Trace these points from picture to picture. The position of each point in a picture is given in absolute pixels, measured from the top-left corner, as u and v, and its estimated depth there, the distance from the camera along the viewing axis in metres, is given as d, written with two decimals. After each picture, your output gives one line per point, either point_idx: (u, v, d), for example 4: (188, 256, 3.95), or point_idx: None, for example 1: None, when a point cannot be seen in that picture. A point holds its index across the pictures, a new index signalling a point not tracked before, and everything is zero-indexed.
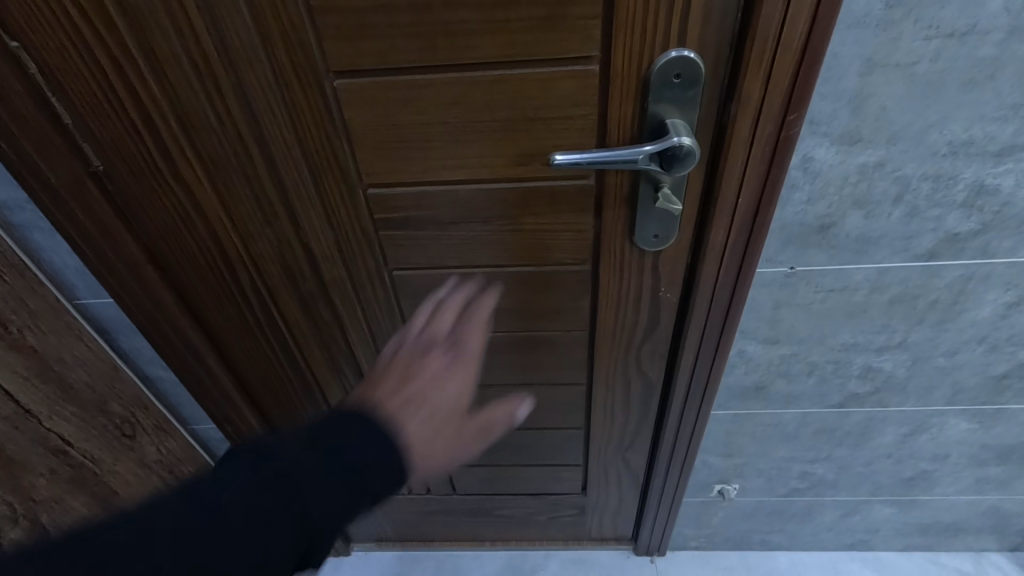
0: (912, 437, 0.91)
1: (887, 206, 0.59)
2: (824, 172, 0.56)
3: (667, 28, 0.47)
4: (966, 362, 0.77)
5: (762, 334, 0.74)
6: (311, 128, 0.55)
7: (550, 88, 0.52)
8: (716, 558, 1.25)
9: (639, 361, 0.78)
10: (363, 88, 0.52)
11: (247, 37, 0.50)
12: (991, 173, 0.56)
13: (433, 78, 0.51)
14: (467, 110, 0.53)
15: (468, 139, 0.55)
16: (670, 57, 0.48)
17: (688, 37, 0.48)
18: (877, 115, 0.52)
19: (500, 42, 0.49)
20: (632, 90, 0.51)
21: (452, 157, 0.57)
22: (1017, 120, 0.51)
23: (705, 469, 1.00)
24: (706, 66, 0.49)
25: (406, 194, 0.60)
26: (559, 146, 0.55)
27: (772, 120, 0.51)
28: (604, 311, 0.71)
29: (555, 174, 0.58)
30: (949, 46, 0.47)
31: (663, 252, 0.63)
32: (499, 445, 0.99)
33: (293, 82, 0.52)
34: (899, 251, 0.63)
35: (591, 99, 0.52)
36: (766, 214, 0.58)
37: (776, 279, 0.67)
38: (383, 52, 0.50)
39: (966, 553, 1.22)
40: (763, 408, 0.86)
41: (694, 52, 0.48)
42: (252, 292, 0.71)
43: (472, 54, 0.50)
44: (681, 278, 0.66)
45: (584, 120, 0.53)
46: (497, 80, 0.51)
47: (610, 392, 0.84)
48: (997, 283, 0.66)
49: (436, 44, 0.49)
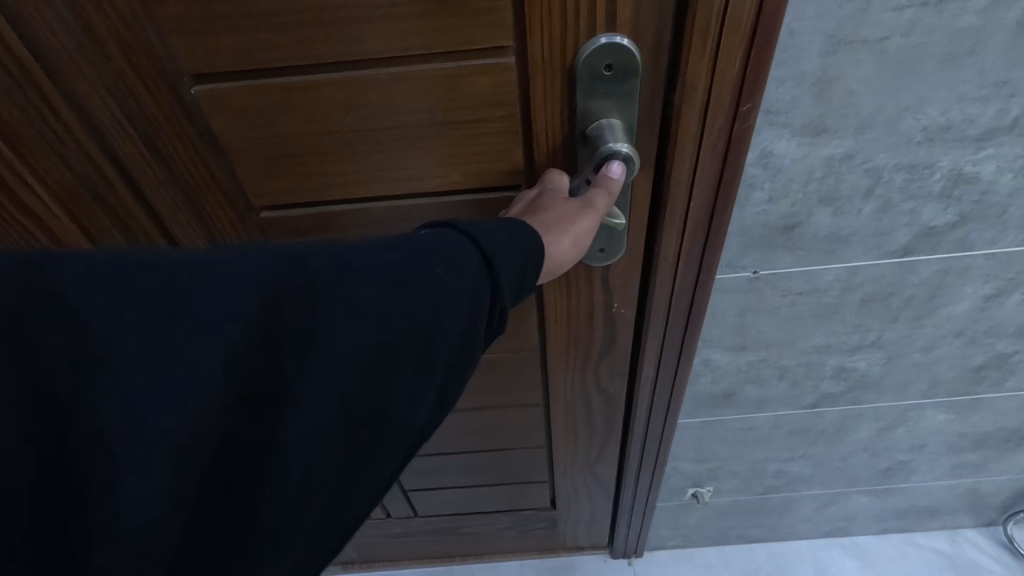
0: (889, 431, 0.87)
1: (857, 201, 0.52)
2: (786, 168, 0.49)
3: (592, 9, 0.38)
4: (943, 356, 0.72)
5: (727, 341, 0.68)
6: (174, 143, 0.45)
7: (459, 85, 0.42)
8: (694, 554, 1.22)
9: (597, 375, 0.70)
10: (231, 93, 0.43)
11: (68, 36, 0.39)
12: (971, 160, 0.49)
13: (314, 78, 0.42)
14: (363, 115, 0.44)
15: (371, 149, 0.46)
16: (599, 44, 0.39)
17: (620, 18, 0.39)
18: (844, 99, 0.44)
19: (389, 32, 0.39)
20: (558, 86, 0.42)
21: (354, 172, 0.48)
22: (1001, 100, 0.45)
23: (676, 474, 0.95)
24: (642, 53, 0.40)
25: (306, 217, 0.51)
26: (479, 152, 0.46)
27: (723, 111, 0.43)
28: (553, 331, 0.64)
29: (479, 186, 0.49)
30: (925, 16, 0.40)
31: (613, 266, 0.55)
32: (462, 467, 0.92)
33: (139, 88, 0.41)
34: (871, 249, 0.57)
35: (510, 96, 0.43)
36: (723, 216, 0.51)
37: (738, 286, 0.60)
38: (243, 50, 0.40)
39: (942, 532, 1.21)
40: (733, 414, 0.80)
41: (628, 37, 0.40)
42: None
43: (358, 47, 0.40)
44: (634, 291, 0.59)
45: (505, 122, 0.45)
46: (392, 77, 0.42)
47: (568, 411, 0.77)
48: (976, 276, 0.61)
49: (309, 36, 0.39)
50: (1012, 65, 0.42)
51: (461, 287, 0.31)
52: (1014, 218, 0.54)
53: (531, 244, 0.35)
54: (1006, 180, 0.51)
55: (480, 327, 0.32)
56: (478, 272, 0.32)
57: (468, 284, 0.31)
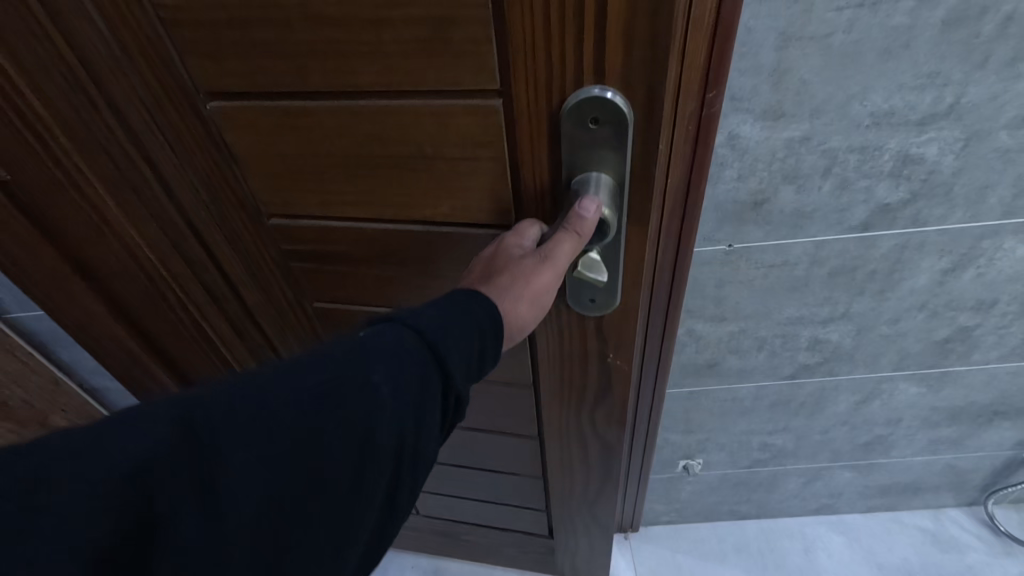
0: (865, 404, 0.93)
1: (816, 179, 0.58)
2: (752, 148, 0.56)
3: (578, 60, 0.38)
4: (909, 329, 0.78)
5: (709, 312, 0.74)
6: (196, 148, 0.52)
7: (446, 125, 0.44)
8: (688, 530, 1.28)
9: (593, 422, 0.72)
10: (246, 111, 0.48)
11: (108, 54, 0.45)
12: (915, 142, 0.56)
13: (311, 106, 0.46)
14: (357, 145, 0.47)
15: (365, 174, 0.50)
16: (584, 98, 0.39)
17: (607, 70, 0.38)
18: (798, 88, 0.51)
19: (378, 70, 0.41)
20: (543, 135, 0.42)
21: (350, 192, 0.52)
22: (935, 88, 0.52)
23: (668, 446, 1.02)
24: (631, 109, 0.39)
25: (312, 224, 0.58)
26: (467, 187, 0.48)
27: (694, 98, 0.50)
28: (547, 372, 0.65)
29: (468, 217, 0.51)
30: (862, 16, 0.47)
31: (606, 315, 0.55)
32: (467, 480, 0.99)
33: (166, 101, 0.48)
34: (834, 224, 0.63)
35: (497, 137, 0.44)
36: (697, 192, 0.58)
37: (715, 258, 0.67)
38: (251, 74, 0.45)
39: (926, 511, 1.26)
40: (716, 384, 0.87)
41: (618, 94, 0.39)
42: (182, 327, 0.68)
43: (350, 81, 0.43)
44: (629, 344, 0.59)
45: (493, 161, 0.45)
46: (381, 113, 0.44)
47: (565, 448, 0.79)
48: (932, 251, 0.67)
49: (306, 67, 0.43)
50: (941, 57, 0.49)
51: (400, 393, 0.32)
52: (960, 195, 0.61)
53: (471, 306, 0.38)
54: (949, 160, 0.58)
55: (427, 419, 0.34)
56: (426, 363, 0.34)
57: (404, 375, 0.33)
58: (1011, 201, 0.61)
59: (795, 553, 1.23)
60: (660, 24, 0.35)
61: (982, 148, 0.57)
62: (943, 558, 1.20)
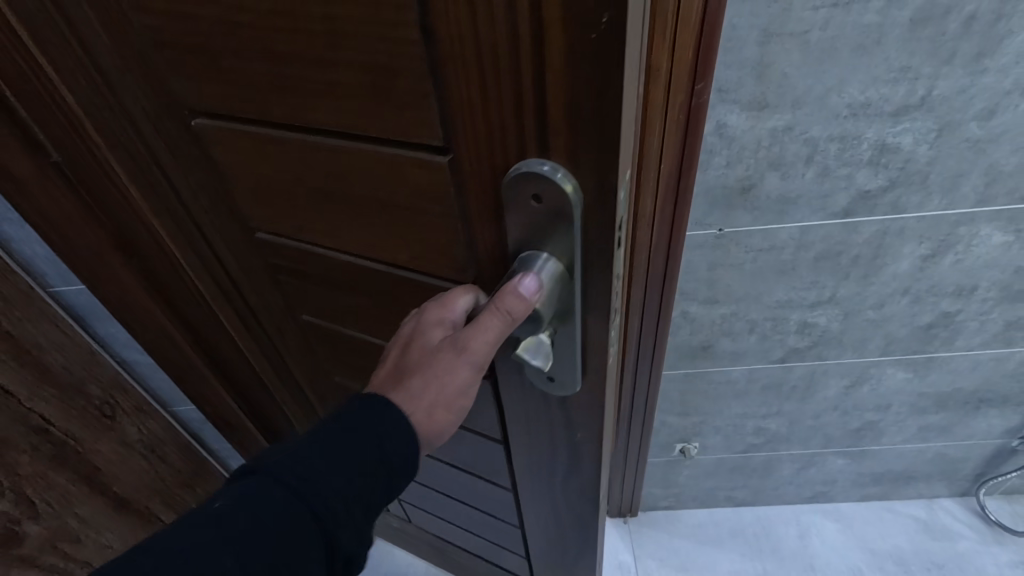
0: (854, 389, 0.97)
1: (800, 166, 0.63)
2: (738, 137, 0.61)
3: (520, 128, 0.30)
4: (894, 314, 0.82)
5: (701, 294, 0.79)
6: (194, 160, 0.50)
7: (395, 177, 0.37)
8: (685, 515, 1.32)
9: (567, 498, 0.62)
10: (217, 133, 0.44)
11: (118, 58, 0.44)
12: (891, 132, 0.60)
13: (272, 133, 0.40)
14: (316, 180, 0.41)
15: (327, 209, 0.44)
16: (525, 171, 0.31)
17: (551, 144, 0.30)
18: (780, 80, 0.56)
19: (327, 109, 0.35)
20: (489, 199, 0.35)
21: (318, 224, 0.46)
22: (907, 81, 0.56)
23: (665, 428, 1.06)
24: (579, 195, 0.31)
25: (291, 247, 0.52)
26: (424, 241, 0.41)
27: (683, 92, 0.55)
28: (516, 434, 0.57)
29: (433, 269, 0.43)
30: (836, 14, 0.51)
31: (571, 396, 0.46)
32: (452, 509, 0.94)
33: (163, 108, 0.46)
34: (818, 210, 0.68)
35: (446, 198, 0.36)
36: (688, 179, 0.62)
37: (707, 241, 0.72)
38: (221, 95, 0.40)
39: (919, 501, 1.29)
40: (711, 366, 0.91)
41: (563, 173, 0.31)
42: (203, 309, 0.72)
43: (303, 115, 0.37)
44: (597, 434, 0.48)
45: (447, 220, 0.38)
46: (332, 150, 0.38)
47: (541, 512, 0.70)
48: (912, 237, 0.71)
49: (264, 95, 0.37)
50: (912, 53, 0.54)
51: (244, 536, 0.34)
52: (935, 183, 0.65)
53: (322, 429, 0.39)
54: (923, 150, 0.62)
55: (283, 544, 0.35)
56: (286, 526, 0.35)
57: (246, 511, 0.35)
58: (983, 188, 0.66)
59: (790, 539, 1.27)
60: (612, 109, 0.27)
61: (954, 138, 0.61)
62: (934, 545, 1.23)
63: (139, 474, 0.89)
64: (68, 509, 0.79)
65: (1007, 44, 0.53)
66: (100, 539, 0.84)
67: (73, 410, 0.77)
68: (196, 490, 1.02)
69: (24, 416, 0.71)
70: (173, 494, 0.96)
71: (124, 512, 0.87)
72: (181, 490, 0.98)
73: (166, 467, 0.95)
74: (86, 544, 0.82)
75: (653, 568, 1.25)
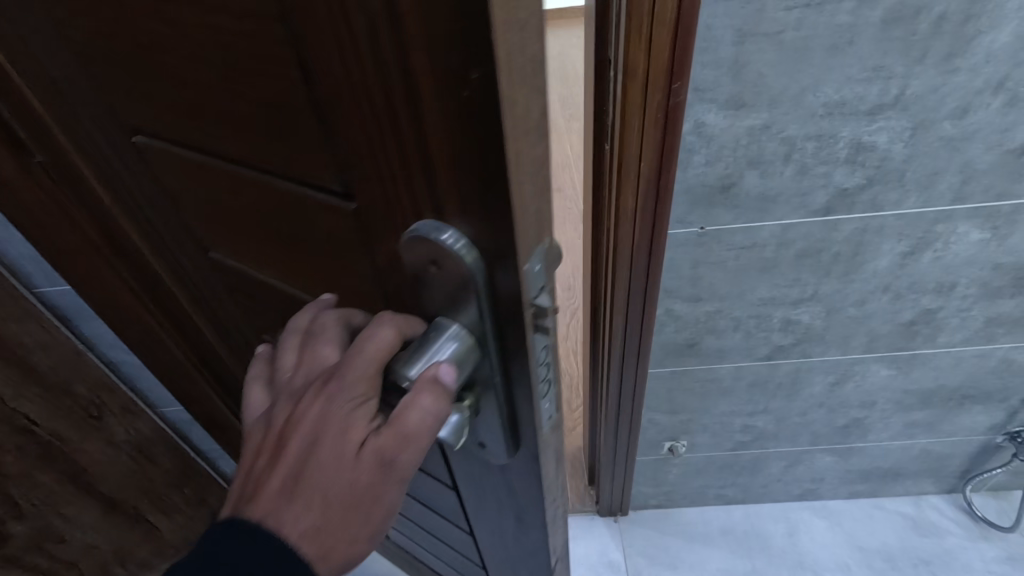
0: (840, 386, 0.98)
1: (778, 165, 0.64)
2: (717, 136, 0.62)
3: (413, 186, 0.30)
4: (876, 311, 0.83)
5: (685, 292, 0.80)
6: (148, 176, 0.48)
7: (312, 215, 0.37)
8: (675, 514, 1.33)
9: (522, 553, 0.59)
10: (161, 154, 0.43)
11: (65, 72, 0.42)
12: (867, 131, 0.61)
13: (203, 161, 0.40)
14: (247, 210, 0.41)
15: (260, 239, 0.44)
16: (424, 233, 0.31)
17: (446, 210, 0.30)
18: (756, 80, 0.57)
19: (243, 144, 0.35)
20: (393, 251, 0.35)
21: (256, 252, 0.46)
22: (881, 81, 0.57)
23: (653, 426, 1.07)
24: (473, 262, 0.31)
25: (241, 267, 0.51)
26: (347, 277, 0.41)
27: (660, 90, 0.56)
28: (467, 486, 0.56)
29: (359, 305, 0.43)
30: (809, 15, 0.52)
31: (510, 462, 0.45)
32: (422, 538, 0.89)
33: (111, 125, 0.44)
34: (798, 208, 0.69)
35: (359, 241, 0.36)
36: (668, 176, 0.63)
37: (689, 239, 0.73)
38: (156, 117, 0.39)
39: (908, 499, 1.30)
40: (697, 364, 0.92)
41: (456, 240, 0.30)
42: (180, 312, 0.71)
43: (225, 147, 0.36)
44: (541, 500, 0.47)
45: (363, 261, 0.38)
46: (267, 193, 0.38)
47: (502, 559, 0.67)
48: (890, 234, 0.72)
49: (190, 125, 0.37)
50: (885, 52, 0.55)
51: None
52: (912, 181, 0.66)
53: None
54: (899, 148, 0.63)
55: None
56: None
57: None
58: (960, 186, 0.67)
59: (778, 536, 1.28)
60: (492, 182, 0.27)
61: (929, 136, 0.62)
62: (922, 542, 1.24)
63: (126, 474, 0.90)
64: (54, 509, 0.82)
65: (976, 44, 0.54)
66: (83, 536, 0.88)
67: (60, 410, 0.78)
68: (185, 490, 1.02)
69: (10, 416, 0.72)
70: (160, 495, 0.97)
71: (111, 509, 0.90)
72: (168, 490, 0.99)
73: (154, 467, 0.95)
74: (72, 542, 0.87)
75: (643, 566, 1.25)
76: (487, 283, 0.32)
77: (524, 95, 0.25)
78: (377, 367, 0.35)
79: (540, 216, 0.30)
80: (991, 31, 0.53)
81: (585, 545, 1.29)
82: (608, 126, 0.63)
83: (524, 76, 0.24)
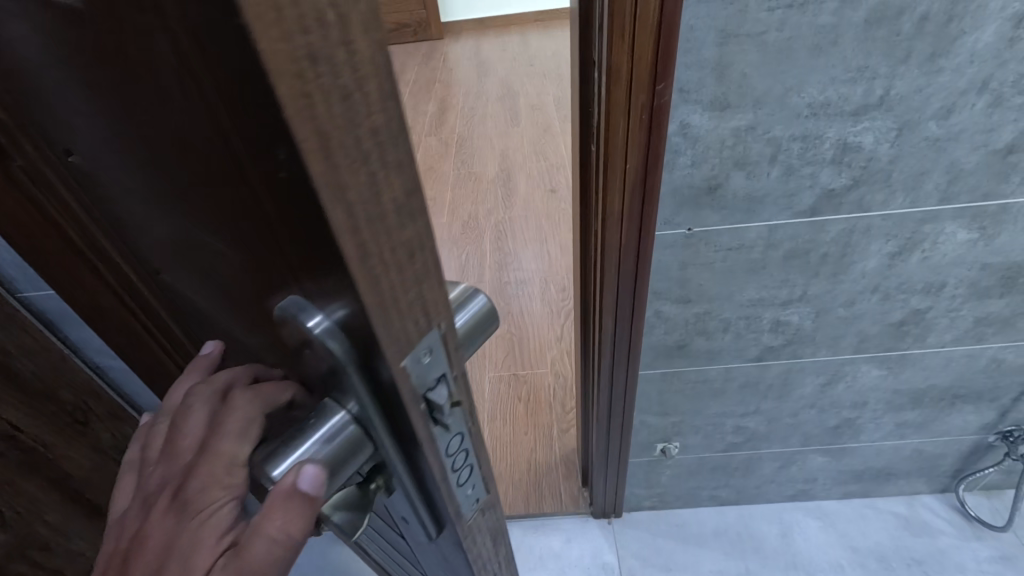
0: (831, 386, 0.98)
1: (764, 166, 0.64)
2: (702, 137, 0.61)
3: (273, 255, 0.26)
4: (865, 312, 0.83)
5: (674, 294, 0.79)
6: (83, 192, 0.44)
7: (199, 258, 0.33)
8: (669, 515, 1.32)
9: None
10: (71, 173, 0.39)
11: None
12: (852, 131, 0.61)
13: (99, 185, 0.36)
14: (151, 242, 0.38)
15: (172, 272, 0.40)
16: (291, 311, 0.27)
17: (303, 289, 0.25)
18: (740, 81, 0.57)
19: (121, 177, 0.31)
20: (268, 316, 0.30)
21: (174, 283, 0.43)
22: (865, 81, 0.57)
23: (645, 429, 1.06)
24: (344, 352, 0.26)
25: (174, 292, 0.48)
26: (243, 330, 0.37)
27: (644, 92, 0.56)
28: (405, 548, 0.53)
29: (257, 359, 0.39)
30: (791, 15, 0.52)
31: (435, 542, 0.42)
32: None
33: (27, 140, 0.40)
34: (785, 209, 0.69)
35: (243, 297, 0.32)
36: (654, 178, 0.63)
37: (677, 241, 0.72)
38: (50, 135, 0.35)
39: (901, 498, 1.30)
40: (687, 365, 0.92)
41: (323, 324, 0.26)
42: (152, 320, 0.69)
43: (110, 177, 0.33)
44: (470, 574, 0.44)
45: (249, 318, 0.34)
46: (160, 232, 0.34)
47: None
48: (878, 235, 0.72)
49: (75, 148, 0.33)
50: (868, 52, 0.55)
51: None
52: (898, 181, 0.66)
53: None
54: (885, 148, 0.63)
55: None
56: None
57: None
58: (946, 186, 0.67)
59: (772, 537, 1.27)
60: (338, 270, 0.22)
61: (914, 137, 0.62)
62: (915, 542, 1.24)
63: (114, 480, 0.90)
64: (39, 517, 0.82)
65: (960, 44, 0.54)
66: (70, 545, 0.89)
67: (45, 416, 0.77)
68: None
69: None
70: None
71: (94, 518, 0.90)
72: None
73: None
74: (57, 549, 0.87)
75: (636, 568, 1.25)
76: (361, 380, 0.27)
77: (361, 184, 0.21)
78: (225, 472, 0.31)
79: (418, 304, 0.27)
80: (974, 31, 0.53)
81: (578, 548, 1.29)
82: (594, 128, 0.63)
83: (357, 164, 0.20)
